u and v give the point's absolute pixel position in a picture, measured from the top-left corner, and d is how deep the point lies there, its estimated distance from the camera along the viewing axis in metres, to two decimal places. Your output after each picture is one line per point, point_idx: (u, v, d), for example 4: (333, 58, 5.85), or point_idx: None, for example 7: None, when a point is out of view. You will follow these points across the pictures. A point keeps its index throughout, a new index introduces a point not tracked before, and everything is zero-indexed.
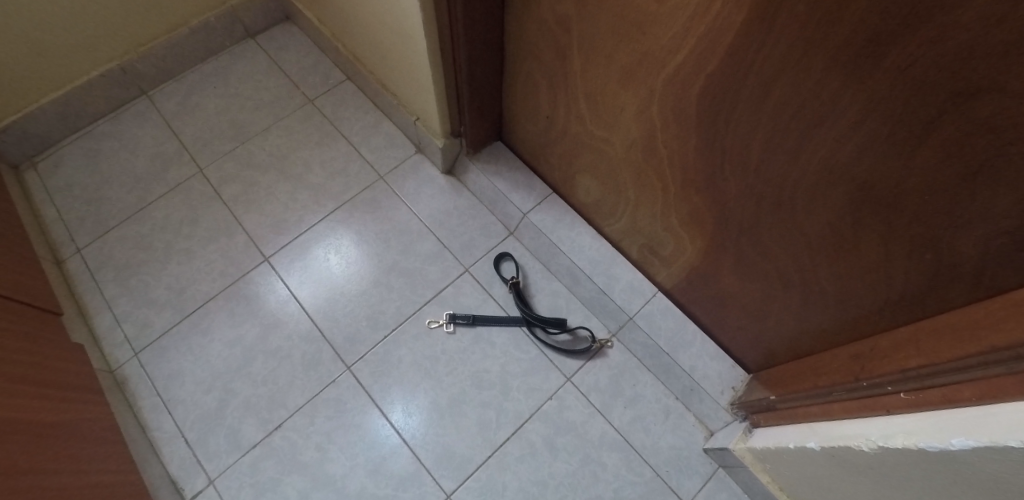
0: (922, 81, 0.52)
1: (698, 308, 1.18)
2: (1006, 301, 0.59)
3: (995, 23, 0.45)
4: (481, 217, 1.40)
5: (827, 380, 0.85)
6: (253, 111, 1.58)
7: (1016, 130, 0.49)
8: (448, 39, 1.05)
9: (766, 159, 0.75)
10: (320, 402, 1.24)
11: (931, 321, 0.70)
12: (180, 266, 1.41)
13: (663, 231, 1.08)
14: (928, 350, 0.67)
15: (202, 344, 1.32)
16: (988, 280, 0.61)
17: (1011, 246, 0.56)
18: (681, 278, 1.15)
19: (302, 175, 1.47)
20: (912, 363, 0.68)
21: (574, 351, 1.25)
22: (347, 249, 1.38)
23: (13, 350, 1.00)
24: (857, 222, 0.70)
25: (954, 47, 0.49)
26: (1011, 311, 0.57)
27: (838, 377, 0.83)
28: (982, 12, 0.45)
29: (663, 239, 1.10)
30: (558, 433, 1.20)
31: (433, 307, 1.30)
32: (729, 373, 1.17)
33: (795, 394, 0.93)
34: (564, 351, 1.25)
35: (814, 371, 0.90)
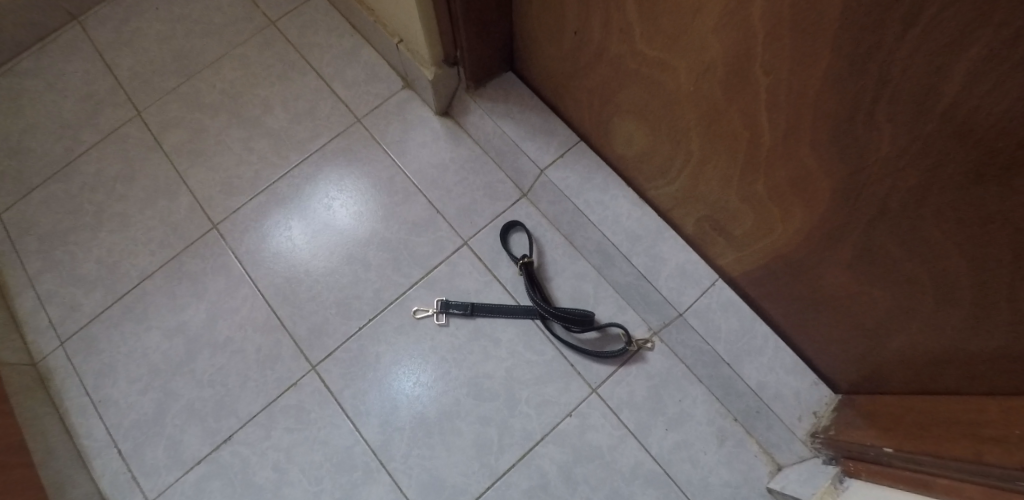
0: None
1: (775, 306, 0.87)
2: None
3: None
4: (485, 173, 1.07)
5: (1004, 457, 0.52)
6: (203, 37, 1.25)
7: None
8: None
9: (976, 84, 0.40)
10: (277, 410, 0.97)
11: None
12: (115, 234, 1.13)
13: (742, 198, 0.75)
14: None
15: (138, 332, 1.06)
16: None
17: None
18: (756, 265, 0.83)
19: (261, 119, 1.16)
20: None
21: (606, 354, 0.94)
22: (319, 213, 1.08)
23: None
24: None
25: None
26: None
27: None
28: None
29: (739, 209, 0.77)
30: (579, 461, 0.91)
31: (421, 293, 1.00)
32: (810, 393, 0.87)
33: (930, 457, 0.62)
34: (593, 354, 0.94)
35: (978, 434, 0.57)
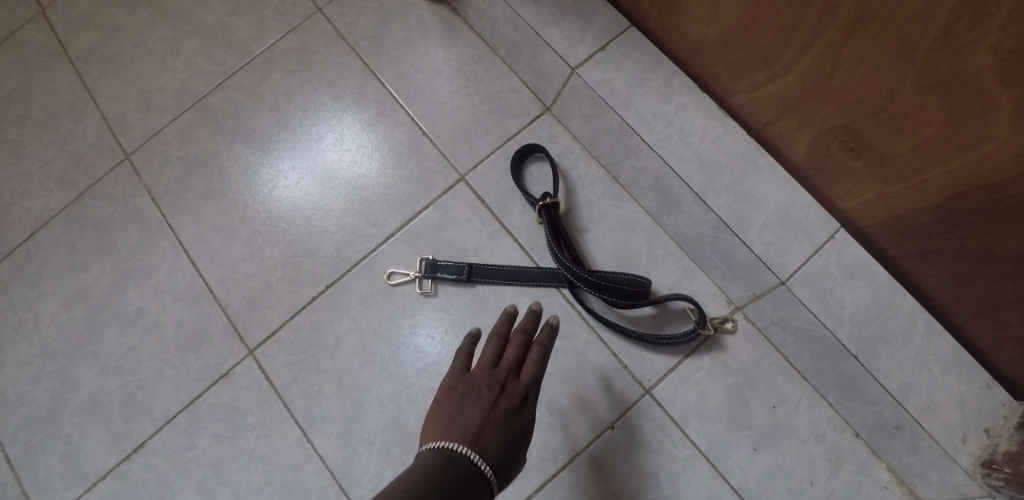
0: None
1: (936, 271, 0.56)
2: None
3: None
4: (492, 79, 0.74)
5: None
6: None
7: None
8: None
9: None
10: (203, 409, 0.70)
11: None
12: (8, 167, 0.82)
13: (938, 73, 0.43)
14: None
15: (30, 298, 0.77)
16: None
17: None
18: (923, 205, 0.51)
19: (190, 13, 0.85)
20: None
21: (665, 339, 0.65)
22: (276, 134, 0.77)
23: None
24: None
25: None
26: None
27: None
28: None
29: (923, 99, 0.45)
30: (625, 492, 0.63)
31: (398, 249, 0.71)
32: (979, 402, 0.58)
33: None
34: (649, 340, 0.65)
35: None
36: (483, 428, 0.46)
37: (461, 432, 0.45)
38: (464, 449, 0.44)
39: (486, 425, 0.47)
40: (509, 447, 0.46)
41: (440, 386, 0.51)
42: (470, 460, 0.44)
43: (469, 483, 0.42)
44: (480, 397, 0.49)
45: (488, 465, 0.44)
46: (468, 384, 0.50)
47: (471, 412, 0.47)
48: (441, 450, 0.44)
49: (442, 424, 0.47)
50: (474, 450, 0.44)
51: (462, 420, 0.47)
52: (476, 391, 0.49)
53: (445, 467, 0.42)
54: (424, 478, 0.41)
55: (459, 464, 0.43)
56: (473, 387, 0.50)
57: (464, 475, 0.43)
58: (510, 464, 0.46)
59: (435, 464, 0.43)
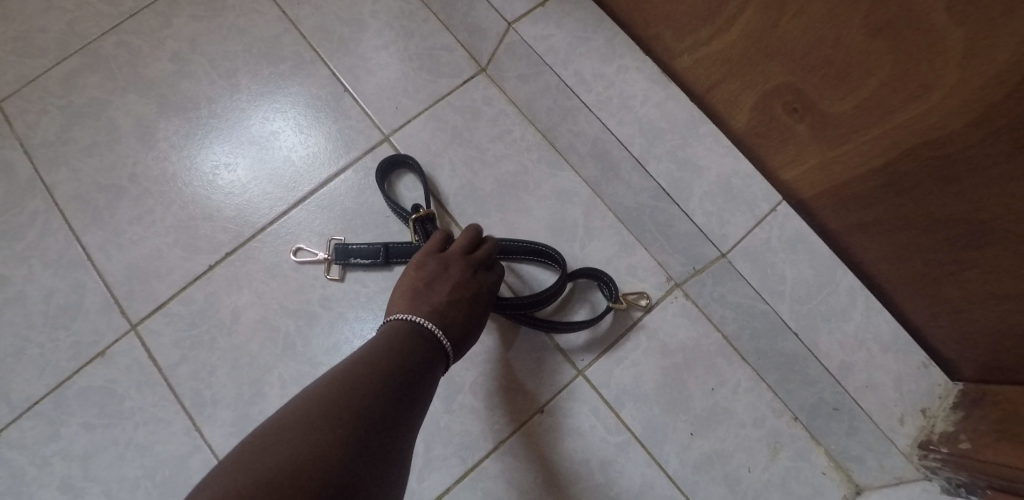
0: None
1: (874, 243, 0.54)
2: None
3: None
4: (424, 36, 0.68)
5: None
6: None
7: None
8: None
9: None
10: (71, 394, 0.60)
11: None
12: None
13: (889, 10, 0.41)
14: None
15: None
16: None
17: None
18: (867, 167, 0.49)
19: None
20: None
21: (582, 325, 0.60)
22: (178, 85, 0.69)
23: None
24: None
25: None
26: None
27: None
28: None
29: (871, 44, 0.43)
30: (553, 484, 0.58)
31: (310, 214, 0.64)
32: (916, 381, 0.57)
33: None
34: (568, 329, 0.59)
35: None
36: (448, 309, 0.52)
37: (428, 309, 0.51)
38: (431, 325, 0.50)
39: (452, 308, 0.52)
40: (469, 327, 0.53)
41: (412, 261, 0.56)
42: (434, 335, 0.50)
43: (431, 347, 0.49)
44: (450, 281, 0.54)
45: (448, 341, 0.50)
46: (441, 265, 0.55)
47: (439, 295, 0.53)
48: (413, 321, 0.50)
49: (414, 298, 0.52)
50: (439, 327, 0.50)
51: (432, 300, 0.52)
52: (447, 273, 0.54)
53: (412, 333, 0.48)
54: (391, 350, 0.46)
55: (426, 337, 0.49)
56: (445, 269, 0.55)
57: (429, 346, 0.49)
58: (466, 339, 0.53)
59: (404, 329, 0.49)
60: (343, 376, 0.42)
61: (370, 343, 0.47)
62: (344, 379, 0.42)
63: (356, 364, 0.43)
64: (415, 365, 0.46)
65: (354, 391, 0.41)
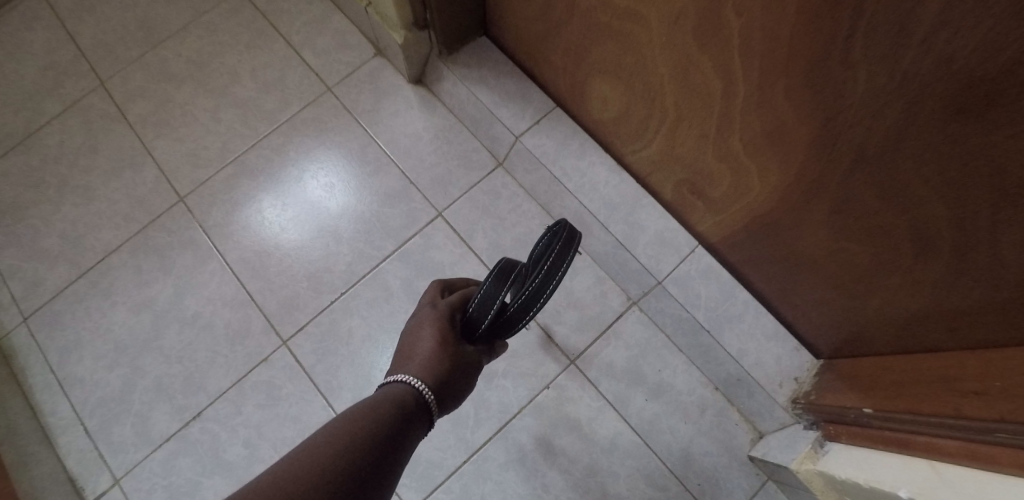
0: None
1: (754, 271, 0.85)
2: None
3: None
4: (460, 143, 1.03)
5: (935, 408, 0.59)
6: (167, 3, 1.20)
7: None
8: None
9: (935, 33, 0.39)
10: (248, 386, 0.96)
11: None
12: (80, 206, 1.09)
13: (717, 154, 0.70)
14: (992, 399, 0.52)
15: (102, 308, 1.03)
16: None
17: None
18: (736, 229, 0.81)
19: (227, 87, 1.12)
20: (977, 412, 0.53)
21: (558, 273, 0.64)
22: (291, 185, 1.05)
23: None
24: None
25: None
26: None
27: (939, 407, 0.58)
28: None
29: (716, 168, 0.73)
30: (557, 433, 0.91)
31: (394, 266, 0.98)
32: (791, 359, 0.87)
33: (1012, 425, 0.49)
34: (543, 274, 0.62)
35: (919, 389, 0.63)
36: (426, 363, 0.59)
37: (411, 369, 0.59)
38: (405, 378, 0.58)
39: (420, 361, 0.59)
40: (450, 374, 0.60)
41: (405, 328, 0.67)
42: (414, 388, 0.57)
43: (414, 404, 0.56)
44: (423, 338, 0.62)
45: (430, 393, 0.57)
46: (419, 323, 0.65)
47: (420, 351, 0.61)
48: (392, 380, 0.58)
49: (401, 360, 0.61)
50: (417, 378, 0.57)
51: (414, 351, 0.61)
52: (421, 333, 0.63)
53: (398, 394, 0.56)
54: (386, 408, 0.53)
55: (405, 390, 0.56)
56: (420, 328, 0.64)
57: (415, 400, 0.56)
58: (449, 388, 0.59)
59: (394, 388, 0.57)
60: (343, 431, 0.49)
61: (368, 402, 0.54)
62: (347, 431, 0.49)
63: (358, 416, 0.51)
64: (402, 418, 0.54)
65: (376, 432, 0.50)
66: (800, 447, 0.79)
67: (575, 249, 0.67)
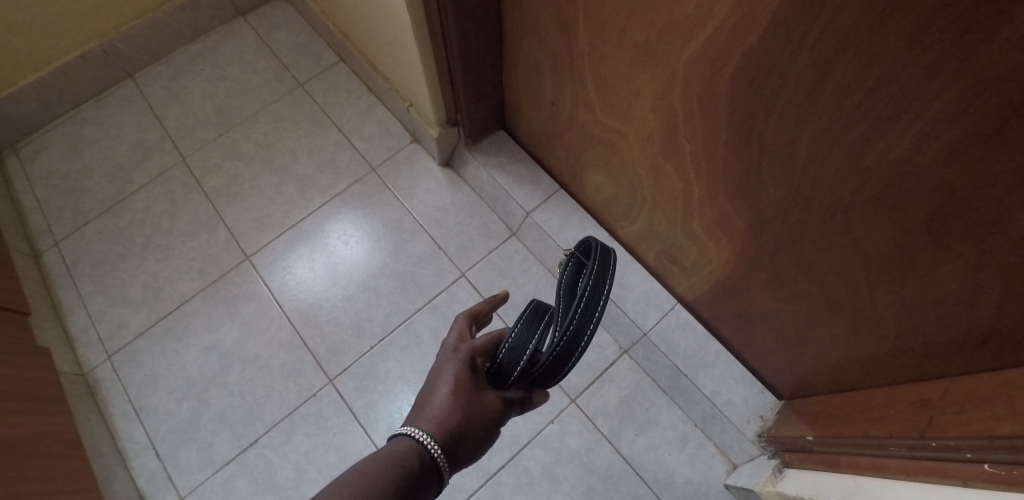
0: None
1: (721, 324, 1.04)
2: None
3: None
4: (481, 216, 1.25)
5: (852, 431, 0.76)
6: (240, 96, 1.46)
7: None
8: (437, 27, 0.90)
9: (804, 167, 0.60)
10: (298, 417, 1.14)
11: (986, 380, 0.59)
12: (161, 262, 1.30)
13: (685, 233, 0.90)
14: (887, 421, 0.70)
15: (177, 348, 1.23)
16: None
17: None
18: (704, 291, 1.00)
19: (288, 166, 1.36)
20: (877, 432, 0.71)
21: (590, 321, 0.60)
22: (335, 248, 1.26)
23: None
24: (1008, 255, 0.48)
25: None
26: None
27: (855, 430, 0.76)
28: None
29: (685, 243, 0.93)
30: (560, 462, 1.07)
31: (425, 318, 1.18)
32: (757, 400, 1.04)
33: (898, 441, 0.66)
34: (581, 315, 0.59)
35: (843, 417, 0.81)
36: (442, 417, 0.59)
37: (425, 424, 0.59)
38: (414, 432, 0.57)
39: (435, 415, 0.59)
40: (463, 430, 0.59)
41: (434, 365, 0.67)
42: (424, 447, 0.57)
43: (424, 461, 0.56)
44: (444, 387, 0.62)
45: (440, 452, 0.57)
46: (443, 368, 0.64)
47: (439, 402, 0.60)
48: (398, 435, 0.58)
49: (421, 409, 0.61)
50: (427, 434, 0.57)
51: (433, 401, 0.61)
52: (443, 380, 0.63)
53: (409, 449, 0.56)
54: (392, 474, 0.53)
55: (413, 450, 0.56)
56: (442, 376, 0.63)
57: (424, 458, 0.56)
58: (461, 444, 0.59)
59: (403, 444, 0.57)
60: (363, 474, 0.52)
61: (386, 451, 0.55)
62: (365, 475, 0.52)
63: (376, 461, 0.54)
64: (414, 473, 0.54)
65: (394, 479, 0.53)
66: (762, 473, 0.95)
67: (609, 281, 0.63)
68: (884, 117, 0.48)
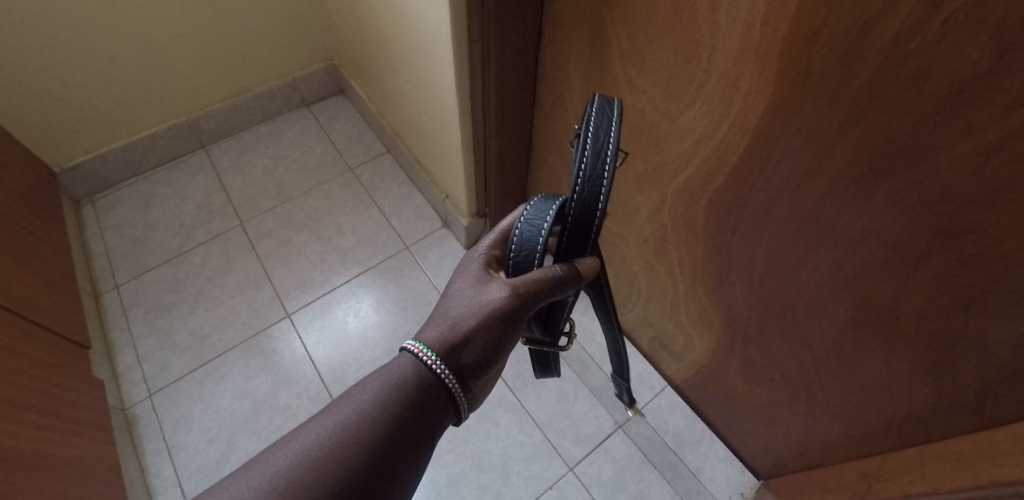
0: (899, 218, 0.56)
1: (706, 406, 1.19)
2: (985, 440, 0.61)
3: (922, 180, 0.52)
4: None
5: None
6: (297, 174, 1.69)
7: (962, 238, 0.53)
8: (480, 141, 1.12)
9: (762, 277, 0.77)
10: None
11: (909, 455, 0.72)
12: (210, 312, 1.47)
13: (675, 321, 1.06)
14: (838, 489, 0.83)
15: (214, 392, 1.36)
16: (967, 413, 0.63)
17: (953, 402, 0.64)
18: (691, 374, 1.15)
19: (333, 238, 1.56)
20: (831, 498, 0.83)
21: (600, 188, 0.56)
22: (365, 314, 1.44)
23: (44, 392, 1.05)
24: (907, 348, 0.65)
25: (924, 202, 0.53)
26: (983, 449, 0.60)
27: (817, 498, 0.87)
28: (934, 169, 0.51)
29: (674, 330, 1.09)
30: None
31: None
32: (737, 478, 1.16)
33: None
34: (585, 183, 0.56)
35: (812, 485, 0.92)
36: (446, 328, 0.65)
37: (430, 337, 0.65)
38: (417, 348, 0.64)
39: (440, 328, 0.65)
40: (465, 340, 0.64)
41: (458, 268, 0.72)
42: (425, 365, 0.63)
43: (429, 381, 0.63)
44: (453, 294, 0.67)
45: (442, 369, 0.63)
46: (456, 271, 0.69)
47: (446, 309, 0.66)
48: (403, 350, 0.65)
49: (434, 315, 0.67)
50: (426, 350, 0.63)
51: (442, 308, 0.67)
52: (453, 285, 0.68)
53: (415, 368, 0.63)
54: (391, 398, 0.61)
55: (416, 367, 0.63)
56: (452, 281, 0.69)
57: (427, 378, 0.63)
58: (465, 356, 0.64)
59: (410, 362, 0.64)
60: (371, 405, 0.60)
61: (392, 374, 0.63)
62: (372, 406, 0.60)
63: (381, 392, 0.61)
64: (418, 396, 0.62)
65: (399, 406, 0.61)
66: None
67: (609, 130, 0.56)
68: (813, 242, 0.66)
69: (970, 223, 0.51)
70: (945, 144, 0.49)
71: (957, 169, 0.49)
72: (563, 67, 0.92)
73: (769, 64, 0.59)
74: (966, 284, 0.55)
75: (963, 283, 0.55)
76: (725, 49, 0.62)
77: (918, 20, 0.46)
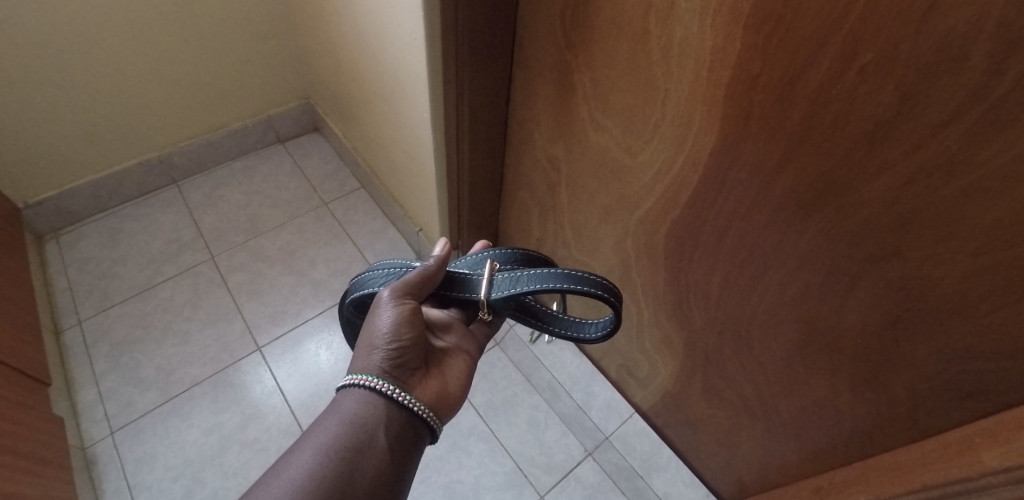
0: (832, 244, 0.63)
1: (672, 433, 1.22)
2: (920, 449, 0.66)
3: (847, 210, 0.59)
4: None
5: None
6: (271, 208, 1.70)
7: (885, 264, 0.59)
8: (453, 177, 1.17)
9: (718, 302, 0.83)
10: None
11: (856, 468, 0.77)
12: (177, 347, 1.45)
13: (640, 348, 1.11)
14: None
15: (179, 428, 1.33)
16: (905, 424, 0.69)
17: (890, 415, 0.70)
18: (657, 401, 1.19)
19: (306, 270, 1.57)
20: None
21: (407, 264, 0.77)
22: (336, 347, 1.45)
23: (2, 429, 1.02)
24: (847, 365, 0.71)
25: (852, 230, 0.60)
26: (920, 456, 0.65)
27: None
28: (857, 201, 0.58)
29: (641, 357, 1.13)
30: None
31: None
32: None
33: None
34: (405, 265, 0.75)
35: None
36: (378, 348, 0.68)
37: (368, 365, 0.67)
38: (363, 381, 0.66)
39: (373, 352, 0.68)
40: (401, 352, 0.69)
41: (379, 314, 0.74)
42: (376, 391, 0.66)
43: (386, 405, 0.66)
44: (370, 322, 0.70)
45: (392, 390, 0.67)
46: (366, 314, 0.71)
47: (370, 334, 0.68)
48: (345, 387, 0.67)
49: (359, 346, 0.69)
50: (372, 378, 0.66)
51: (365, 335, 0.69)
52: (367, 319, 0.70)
53: (366, 397, 0.66)
54: (353, 428, 0.63)
55: (368, 397, 0.66)
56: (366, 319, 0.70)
57: (383, 403, 0.66)
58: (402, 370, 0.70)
59: (358, 394, 0.66)
60: (334, 441, 0.62)
61: (345, 410, 0.65)
62: (337, 441, 0.62)
63: (340, 427, 0.63)
64: (379, 422, 0.65)
65: (363, 434, 0.63)
66: None
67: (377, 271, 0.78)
68: (760, 267, 0.72)
69: (891, 249, 0.58)
70: (866, 179, 0.56)
71: (877, 201, 0.57)
72: (532, 108, 0.98)
73: (715, 108, 0.65)
74: (892, 305, 0.61)
75: (889, 303, 0.61)
76: (676, 94, 0.69)
77: (836, 71, 0.53)
